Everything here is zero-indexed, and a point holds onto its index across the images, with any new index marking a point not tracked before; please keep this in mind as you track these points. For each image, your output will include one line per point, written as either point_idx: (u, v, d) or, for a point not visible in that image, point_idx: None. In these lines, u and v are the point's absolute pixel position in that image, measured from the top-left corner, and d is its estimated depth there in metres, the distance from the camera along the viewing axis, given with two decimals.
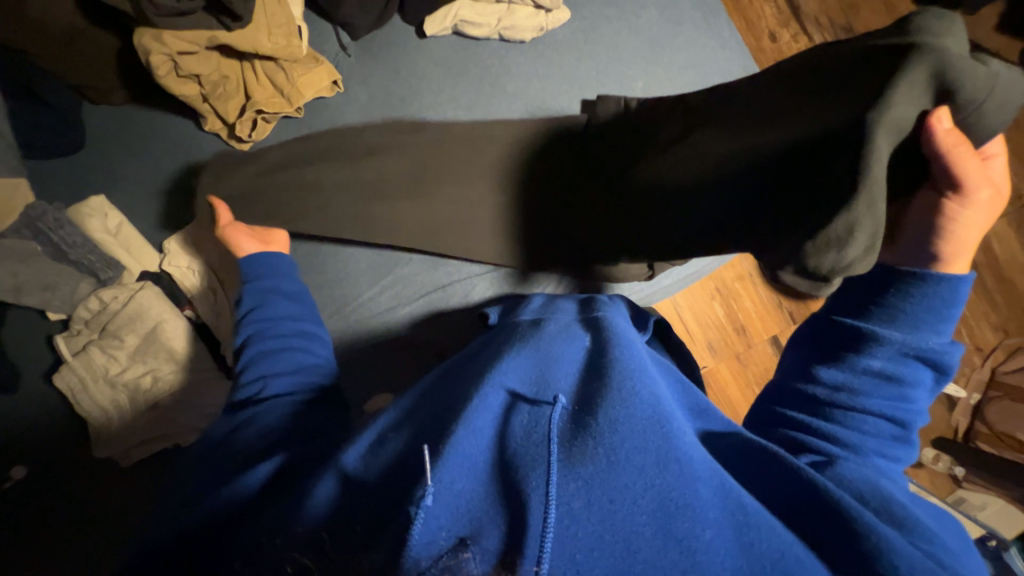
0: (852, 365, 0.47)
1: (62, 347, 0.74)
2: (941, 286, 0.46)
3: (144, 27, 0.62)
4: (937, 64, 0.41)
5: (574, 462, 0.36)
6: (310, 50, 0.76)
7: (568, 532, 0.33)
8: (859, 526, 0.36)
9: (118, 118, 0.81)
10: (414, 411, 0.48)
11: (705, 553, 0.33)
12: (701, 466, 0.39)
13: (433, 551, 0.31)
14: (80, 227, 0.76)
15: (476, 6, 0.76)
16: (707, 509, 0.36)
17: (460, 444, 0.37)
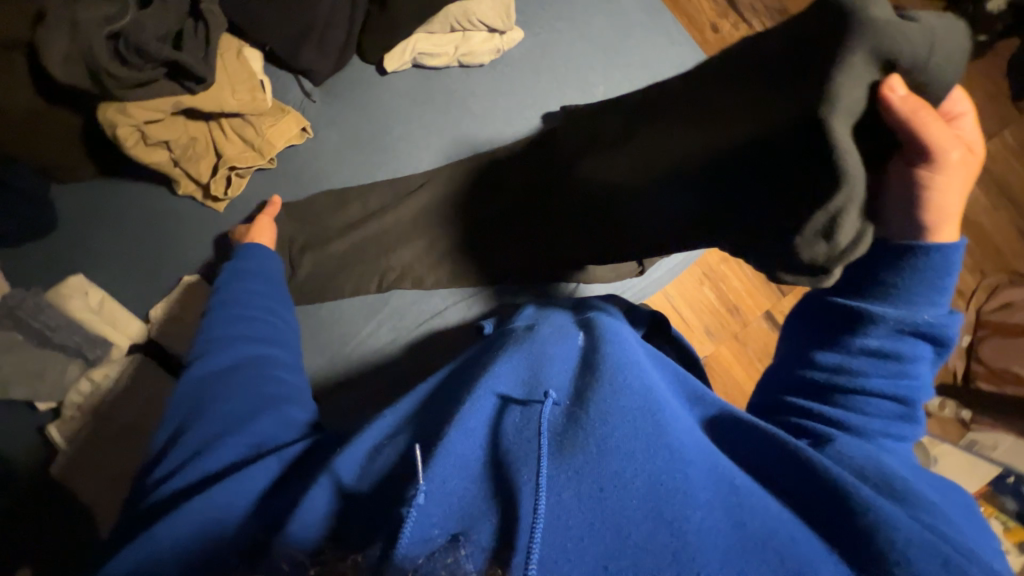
0: (848, 347, 0.49)
1: (55, 435, 0.73)
2: (934, 256, 0.46)
3: (107, 103, 0.62)
4: (875, 42, 0.37)
5: (564, 455, 0.39)
6: (275, 102, 0.77)
7: (559, 522, 0.35)
8: (854, 501, 0.38)
9: (88, 195, 0.80)
10: (414, 417, 0.48)
11: (696, 534, 0.35)
12: (692, 450, 0.41)
13: (428, 546, 0.33)
14: (62, 308, 0.74)
15: (433, 38, 0.79)
16: (698, 491, 0.38)
17: (452, 445, 0.39)
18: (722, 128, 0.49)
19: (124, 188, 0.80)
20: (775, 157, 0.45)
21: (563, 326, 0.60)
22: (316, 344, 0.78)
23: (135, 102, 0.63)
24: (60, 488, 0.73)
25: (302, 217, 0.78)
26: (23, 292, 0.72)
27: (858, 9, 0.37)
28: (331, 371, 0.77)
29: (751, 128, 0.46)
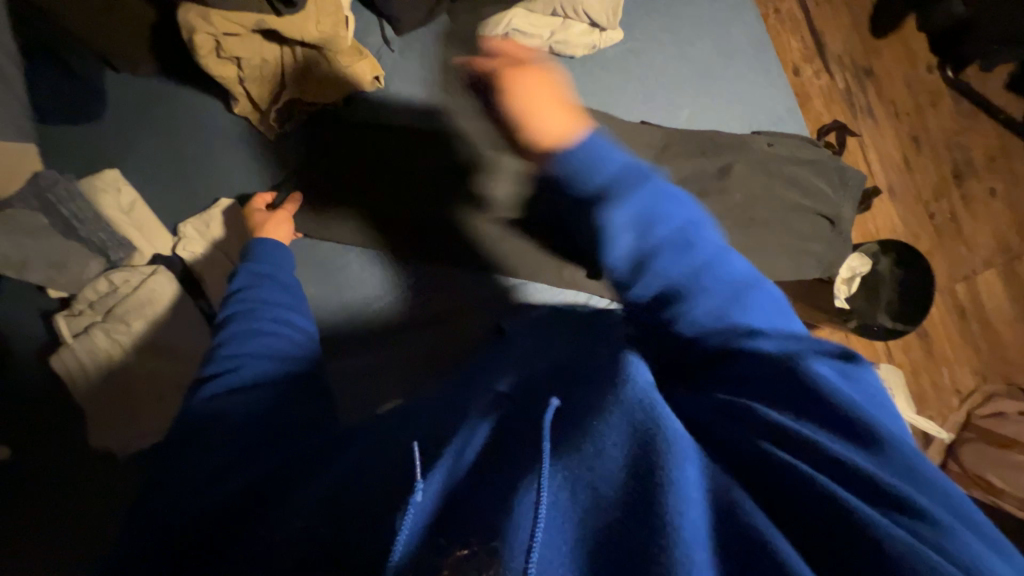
0: (685, 303, 0.39)
1: (62, 327, 0.70)
2: (615, 193, 0.41)
3: (191, 4, 0.60)
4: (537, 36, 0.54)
5: (559, 447, 0.30)
6: (355, 43, 0.72)
7: (559, 530, 0.27)
8: (871, 525, 0.24)
9: (142, 90, 0.77)
10: (428, 404, 0.48)
11: (694, 545, 0.24)
12: (678, 423, 0.31)
13: (430, 561, 0.27)
14: (93, 202, 0.72)
15: (531, 16, 0.73)
16: (694, 487, 0.27)
17: (449, 441, 0.34)
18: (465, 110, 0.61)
19: (178, 92, 0.77)
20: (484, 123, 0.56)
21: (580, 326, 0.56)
22: (339, 301, 0.77)
23: (217, 10, 0.60)
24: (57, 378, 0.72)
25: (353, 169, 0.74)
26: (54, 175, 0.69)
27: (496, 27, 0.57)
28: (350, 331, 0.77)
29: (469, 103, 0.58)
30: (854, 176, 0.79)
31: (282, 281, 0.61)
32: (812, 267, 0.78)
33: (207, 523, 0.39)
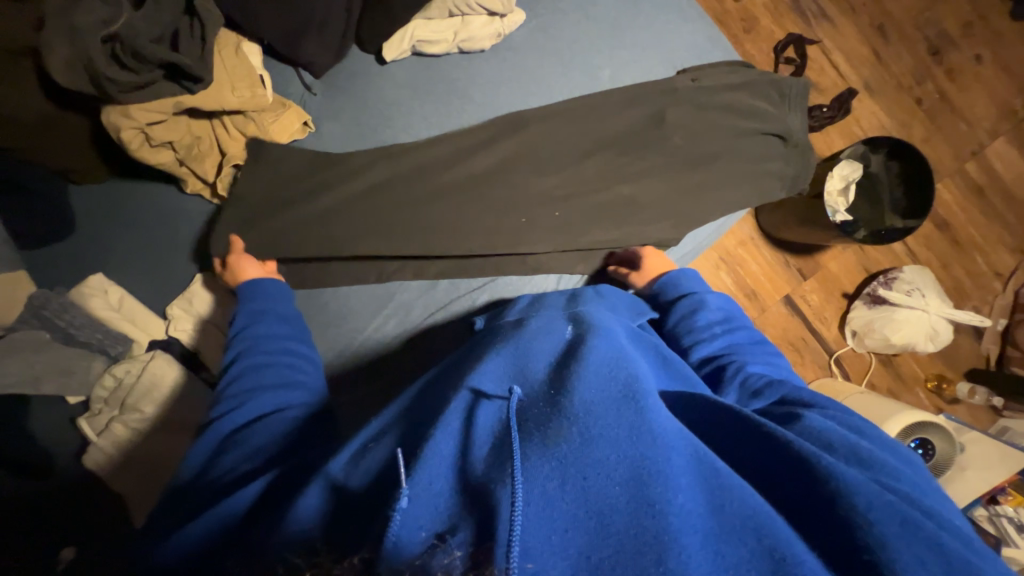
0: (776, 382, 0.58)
1: (86, 428, 0.75)
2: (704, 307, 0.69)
3: (110, 105, 0.63)
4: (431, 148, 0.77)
5: (549, 444, 0.39)
6: (276, 97, 0.76)
7: (545, 511, 0.36)
8: (821, 474, 0.41)
9: (103, 194, 0.82)
10: (404, 416, 0.52)
11: (677, 516, 0.36)
12: (664, 421, 0.43)
13: (416, 545, 0.36)
14: (85, 307, 0.77)
15: (431, 24, 0.76)
16: (678, 475, 0.39)
17: (436, 447, 0.42)
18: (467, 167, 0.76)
19: (134, 187, 0.82)
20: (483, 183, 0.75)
21: (552, 318, 0.63)
22: (325, 340, 0.79)
23: (135, 104, 0.63)
24: (94, 475, 0.77)
25: None
26: (46, 293, 0.76)
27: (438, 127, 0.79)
28: (342, 367, 0.78)
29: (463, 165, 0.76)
30: (796, 86, 0.79)
31: (281, 308, 0.69)
32: (776, 186, 0.78)
33: (216, 546, 0.47)
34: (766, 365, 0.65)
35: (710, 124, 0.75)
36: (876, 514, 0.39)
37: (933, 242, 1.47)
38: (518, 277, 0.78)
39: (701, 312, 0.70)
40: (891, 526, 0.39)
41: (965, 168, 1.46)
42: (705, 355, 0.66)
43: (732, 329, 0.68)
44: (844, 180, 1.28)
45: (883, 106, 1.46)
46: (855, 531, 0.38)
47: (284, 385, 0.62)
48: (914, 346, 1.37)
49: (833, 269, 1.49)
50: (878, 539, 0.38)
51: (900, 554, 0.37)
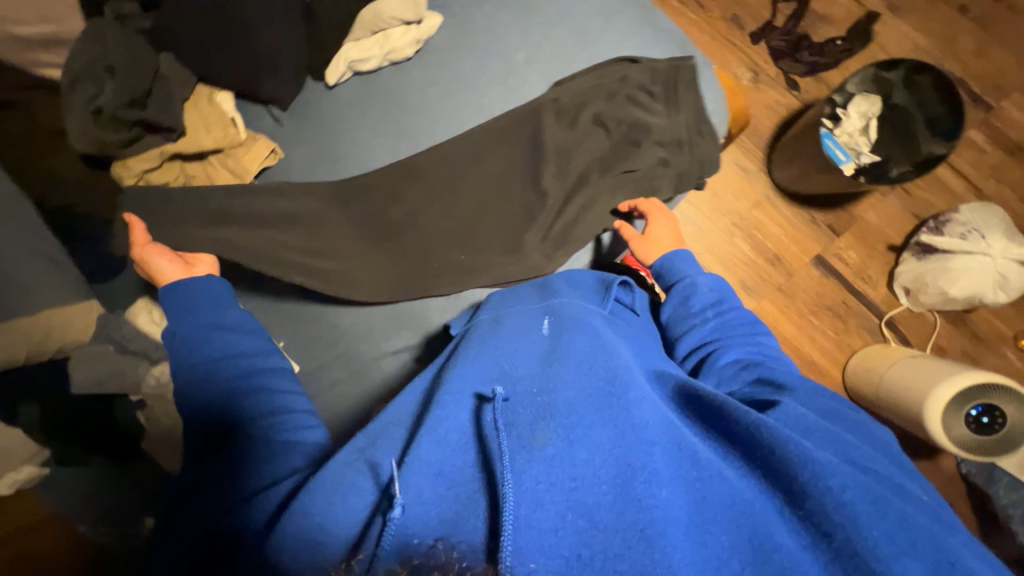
0: (759, 373, 0.64)
1: (142, 418, 0.96)
2: (698, 292, 0.74)
3: (116, 162, 0.80)
4: (395, 154, 0.86)
5: (537, 447, 0.49)
6: (249, 133, 0.89)
7: (538, 511, 0.45)
8: (796, 460, 0.48)
9: (144, 233, 1.04)
10: (411, 416, 0.62)
11: (658, 507, 0.45)
12: (648, 424, 0.52)
13: (426, 542, 0.45)
14: (135, 323, 1.00)
15: (360, 44, 0.83)
16: (662, 472, 0.48)
17: (428, 453, 0.52)
18: (424, 171, 0.83)
19: None
20: (444, 177, 0.83)
21: (525, 313, 0.73)
22: (308, 341, 0.88)
23: (132, 158, 0.80)
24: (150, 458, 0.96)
25: (266, 228, 0.84)
26: (108, 315, 0.96)
27: (390, 131, 0.86)
28: (323, 364, 0.87)
29: (419, 158, 0.84)
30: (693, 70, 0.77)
31: (205, 317, 0.75)
32: (680, 164, 0.78)
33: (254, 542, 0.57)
34: (752, 345, 0.69)
35: (598, 128, 0.78)
36: (847, 494, 0.46)
37: (1007, 173, 1.23)
38: (464, 270, 0.82)
39: (693, 295, 0.75)
40: (857, 504, 0.46)
41: None
42: (697, 341, 0.71)
43: (723, 311, 0.72)
44: (863, 118, 1.18)
45: (915, 26, 1.26)
46: (823, 511, 0.46)
47: (262, 410, 0.72)
48: (980, 299, 1.15)
49: (874, 220, 1.31)
50: (849, 526, 0.45)
51: (857, 527, 0.44)
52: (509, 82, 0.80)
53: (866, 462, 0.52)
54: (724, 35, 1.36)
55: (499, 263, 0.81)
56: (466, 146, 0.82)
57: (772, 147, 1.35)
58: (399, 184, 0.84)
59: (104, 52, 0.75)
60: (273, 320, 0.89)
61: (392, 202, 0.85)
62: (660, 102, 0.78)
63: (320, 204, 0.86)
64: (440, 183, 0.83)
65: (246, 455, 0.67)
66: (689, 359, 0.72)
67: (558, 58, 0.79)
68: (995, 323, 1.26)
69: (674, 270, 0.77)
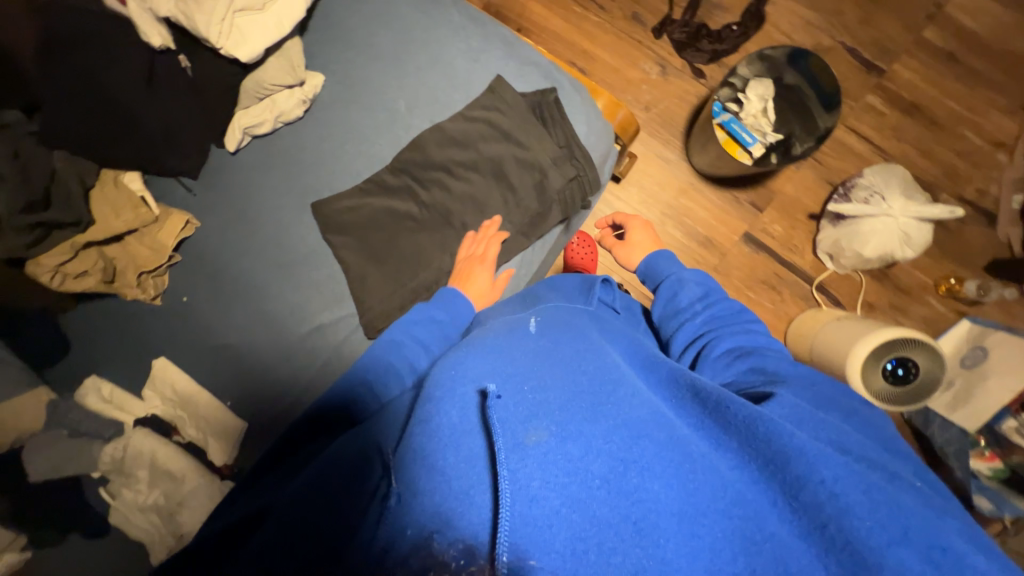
0: (754, 359, 0.69)
1: (104, 494, 0.96)
2: (684, 288, 0.87)
3: (31, 261, 0.82)
4: (305, 214, 0.92)
5: (527, 444, 0.48)
6: (162, 208, 0.93)
7: (528, 508, 0.43)
8: (792, 453, 0.48)
9: (80, 315, 1.04)
10: (393, 418, 0.62)
11: (652, 500, 0.44)
12: (647, 413, 0.53)
13: (408, 542, 0.45)
14: (83, 405, 1.00)
15: (251, 111, 0.88)
16: (657, 464, 0.47)
17: (422, 451, 0.51)
18: (330, 226, 0.88)
19: (97, 303, 1.04)
20: (351, 230, 0.87)
21: (514, 319, 0.76)
22: (256, 395, 0.97)
23: (45, 254, 0.82)
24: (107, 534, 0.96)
25: (213, 297, 0.96)
26: (55, 400, 0.98)
27: (296, 187, 0.91)
28: (272, 414, 0.96)
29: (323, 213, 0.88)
30: (558, 98, 0.86)
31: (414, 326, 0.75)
32: (564, 188, 0.87)
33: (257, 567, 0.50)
34: (743, 330, 0.77)
35: (484, 162, 0.86)
36: (840, 485, 0.47)
37: (906, 130, 1.29)
38: (382, 313, 0.84)
39: (679, 293, 0.87)
40: (853, 494, 0.46)
41: (923, 37, 1.28)
42: (690, 334, 0.79)
43: (710, 303, 0.83)
44: (762, 101, 1.22)
45: (801, 2, 1.32)
46: (810, 493, 0.47)
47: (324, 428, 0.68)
48: (891, 256, 1.22)
49: (792, 191, 1.36)
50: (828, 501, 0.46)
51: (854, 520, 0.45)
52: (396, 130, 0.88)
53: (851, 446, 0.53)
54: (627, 33, 1.40)
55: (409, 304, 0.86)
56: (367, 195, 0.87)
57: (688, 135, 1.38)
58: (315, 246, 0.92)
59: None
60: (221, 380, 0.98)
61: (308, 266, 0.93)
62: (533, 131, 0.86)
63: (245, 275, 0.94)
64: (346, 238, 0.87)
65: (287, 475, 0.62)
66: (686, 356, 0.78)
67: (436, 101, 0.88)
68: (916, 274, 1.32)
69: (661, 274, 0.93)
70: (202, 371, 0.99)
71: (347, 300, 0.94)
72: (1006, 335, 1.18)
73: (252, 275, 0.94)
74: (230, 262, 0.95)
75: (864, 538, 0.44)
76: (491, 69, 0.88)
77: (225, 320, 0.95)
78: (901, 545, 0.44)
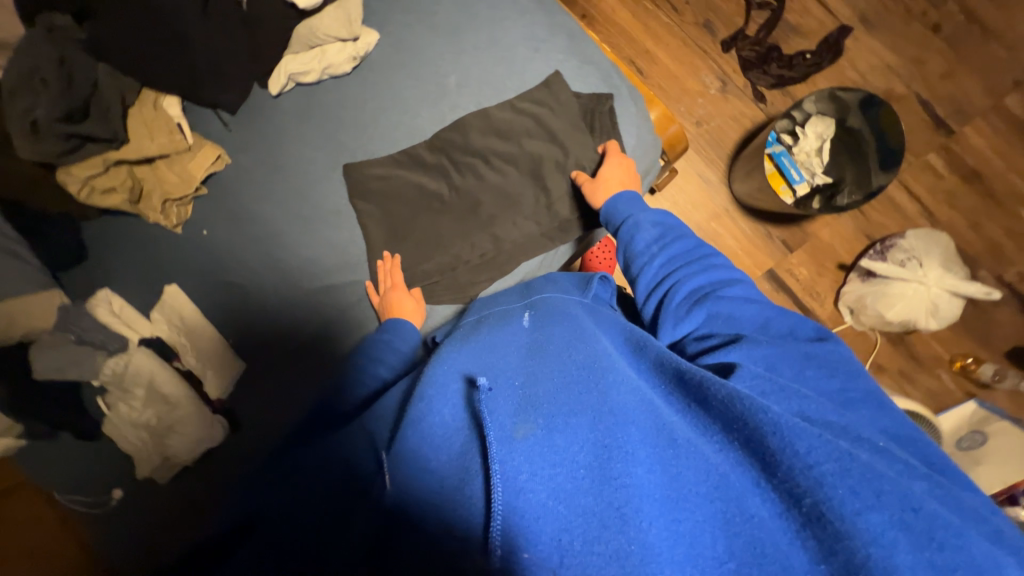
0: (714, 315, 0.65)
1: (101, 404, 0.99)
2: (638, 227, 0.77)
3: (61, 169, 0.83)
4: (337, 173, 0.91)
5: (515, 437, 0.51)
6: (196, 139, 0.92)
7: (516, 493, 0.46)
8: (773, 440, 0.45)
9: (102, 228, 1.05)
10: (384, 407, 0.66)
11: (633, 484, 0.45)
12: (628, 400, 0.53)
13: (411, 529, 0.48)
14: (94, 316, 1.01)
15: (299, 58, 0.86)
16: (639, 451, 0.48)
17: (415, 441, 0.54)
18: (358, 191, 0.87)
19: (121, 219, 1.05)
20: (378, 199, 0.87)
21: (508, 313, 0.78)
22: (261, 342, 0.98)
23: (76, 164, 0.83)
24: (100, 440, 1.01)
25: (232, 237, 0.96)
26: (67, 305, 1.00)
27: (332, 144, 0.89)
28: (274, 363, 0.98)
29: (353, 174, 0.87)
30: (613, 105, 0.84)
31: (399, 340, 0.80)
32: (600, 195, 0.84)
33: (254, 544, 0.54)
34: (703, 270, 0.71)
35: (524, 156, 0.85)
36: (816, 458, 0.44)
37: (961, 198, 1.24)
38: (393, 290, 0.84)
39: (636, 235, 0.77)
40: (831, 467, 0.43)
41: (1005, 103, 1.21)
42: (651, 278, 0.74)
43: (668, 243, 0.75)
44: (819, 140, 1.18)
45: (885, 42, 1.24)
46: (798, 479, 0.44)
47: (322, 413, 0.73)
48: (913, 324, 1.19)
49: (827, 238, 1.32)
50: (819, 485, 0.43)
51: (834, 494, 0.42)
52: (442, 104, 0.86)
53: (853, 429, 0.49)
54: (695, 41, 1.34)
55: (425, 284, 0.88)
56: (400, 165, 0.86)
57: (733, 159, 1.33)
58: (339, 209, 0.92)
59: (39, 64, 0.77)
60: (229, 320, 0.99)
61: (332, 228, 0.93)
62: (579, 134, 0.84)
63: (267, 223, 0.94)
64: (372, 206, 0.87)
65: (290, 460, 0.67)
66: (649, 305, 0.74)
67: (488, 82, 0.85)
68: (934, 345, 1.29)
69: (625, 214, 0.78)
70: (211, 305, 1.00)
71: (362, 267, 0.94)
72: (1007, 426, 1.15)
73: (274, 224, 0.94)
74: (255, 206, 0.94)
75: (859, 524, 0.40)
76: (549, 61, 0.85)
77: (239, 264, 0.96)
78: (906, 538, 0.40)
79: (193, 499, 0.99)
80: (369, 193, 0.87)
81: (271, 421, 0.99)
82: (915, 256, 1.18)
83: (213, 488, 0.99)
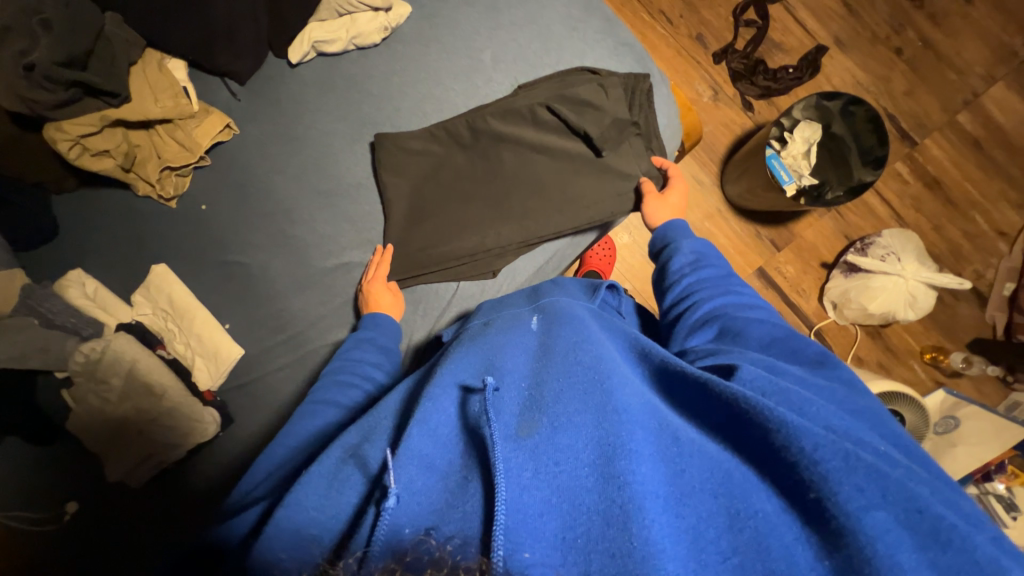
0: (727, 332, 0.61)
1: (67, 397, 0.86)
2: (668, 247, 0.78)
3: (48, 123, 0.75)
4: (362, 144, 0.88)
5: (522, 437, 0.46)
6: (202, 105, 0.86)
7: (519, 495, 0.40)
8: (777, 438, 0.42)
9: (79, 201, 0.96)
10: (383, 411, 0.61)
11: (638, 483, 0.40)
12: (628, 401, 0.48)
13: (401, 536, 0.40)
14: (64, 296, 0.90)
15: (325, 25, 0.84)
16: (643, 447, 0.43)
17: (416, 443, 0.48)
18: (385, 162, 0.85)
19: (101, 193, 0.95)
20: (407, 170, 0.86)
21: (515, 317, 0.74)
22: (262, 324, 0.91)
23: (67, 119, 0.75)
24: (62, 437, 0.88)
25: (235, 210, 0.90)
26: (33, 285, 0.88)
27: (358, 113, 0.88)
28: (278, 348, 0.91)
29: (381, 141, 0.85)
30: (650, 85, 0.85)
31: (386, 340, 0.79)
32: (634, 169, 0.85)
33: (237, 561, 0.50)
34: (729, 295, 0.68)
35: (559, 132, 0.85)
36: (822, 454, 0.40)
37: (924, 203, 1.37)
38: (414, 269, 0.85)
39: (674, 257, 0.77)
40: (835, 463, 0.40)
41: (957, 120, 1.36)
42: (675, 295, 0.72)
43: (701, 267, 0.73)
44: (806, 143, 1.26)
45: (855, 61, 1.38)
46: (802, 473, 0.40)
47: (303, 412, 0.67)
48: (894, 315, 1.28)
49: (810, 237, 1.40)
50: (823, 480, 0.39)
51: (837, 488, 0.39)
52: (474, 81, 0.86)
53: (855, 433, 0.45)
54: (689, 52, 1.42)
55: (450, 261, 0.85)
56: (430, 140, 0.86)
57: (725, 162, 1.41)
58: (361, 182, 0.88)
59: (39, 6, 0.71)
60: (227, 301, 0.91)
61: (352, 203, 0.89)
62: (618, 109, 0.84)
63: (275, 198, 0.89)
64: (401, 177, 0.86)
65: (273, 467, 0.61)
66: (668, 319, 0.72)
67: (519, 62, 0.86)
68: (906, 338, 1.39)
69: (658, 235, 0.80)
70: (204, 286, 0.92)
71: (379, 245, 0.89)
72: (976, 409, 1.23)
73: (285, 199, 0.89)
74: (264, 177, 0.89)
75: (862, 520, 0.37)
76: (584, 43, 0.86)
77: (242, 240, 0.90)
78: (908, 535, 0.37)
79: (175, 502, 0.89)
80: (397, 163, 0.85)
81: (268, 412, 0.91)
82: (894, 254, 1.28)
83: (204, 484, 0.90)
